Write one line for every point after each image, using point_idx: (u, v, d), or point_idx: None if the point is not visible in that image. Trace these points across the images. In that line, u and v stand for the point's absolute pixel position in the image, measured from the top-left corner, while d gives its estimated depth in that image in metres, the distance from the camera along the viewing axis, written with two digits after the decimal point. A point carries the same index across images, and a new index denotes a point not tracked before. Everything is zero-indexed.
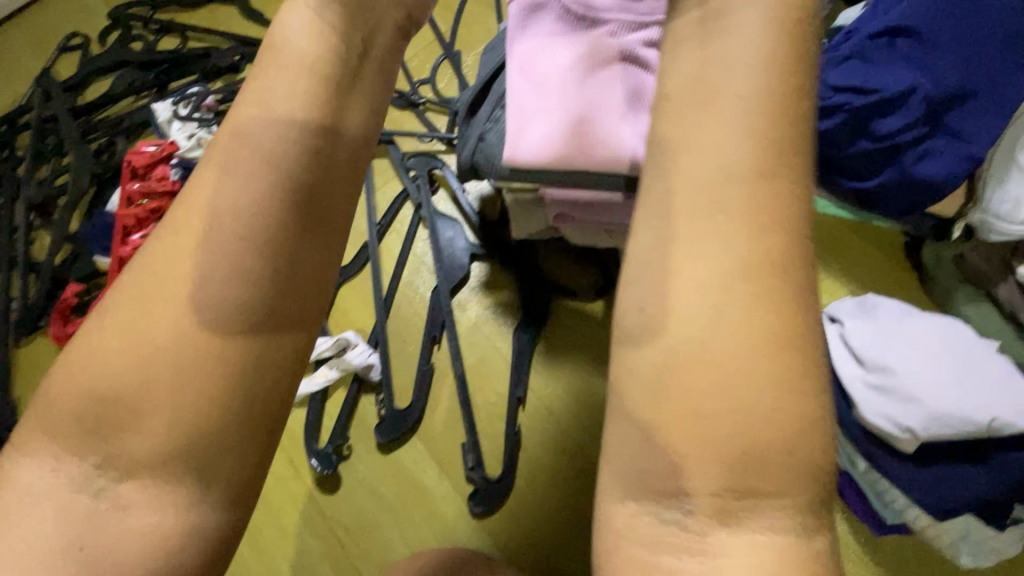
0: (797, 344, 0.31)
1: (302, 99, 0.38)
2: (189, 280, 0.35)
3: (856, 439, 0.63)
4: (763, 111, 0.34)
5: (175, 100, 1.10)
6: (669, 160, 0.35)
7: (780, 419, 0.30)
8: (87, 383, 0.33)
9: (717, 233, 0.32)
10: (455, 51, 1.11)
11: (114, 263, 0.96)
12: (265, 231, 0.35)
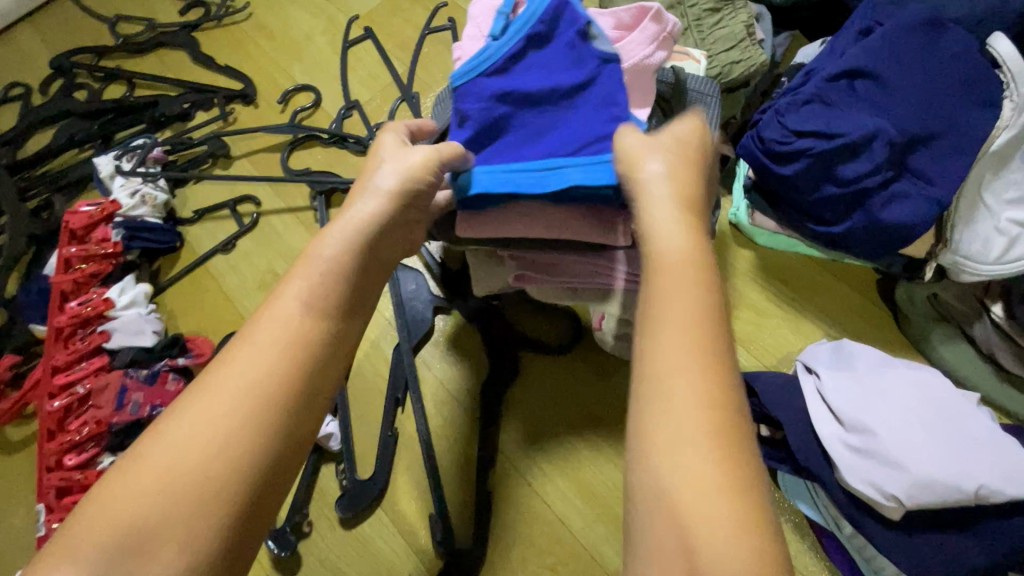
0: (741, 464, 0.37)
1: (332, 273, 0.49)
2: (222, 427, 0.42)
3: (840, 503, 0.60)
4: (689, 270, 0.44)
5: (119, 154, 1.03)
6: (642, 306, 0.43)
7: (727, 516, 0.35)
8: (120, 517, 0.39)
9: (662, 352, 0.40)
10: (413, 93, 1.08)
11: (49, 334, 0.88)
12: (297, 373, 0.45)
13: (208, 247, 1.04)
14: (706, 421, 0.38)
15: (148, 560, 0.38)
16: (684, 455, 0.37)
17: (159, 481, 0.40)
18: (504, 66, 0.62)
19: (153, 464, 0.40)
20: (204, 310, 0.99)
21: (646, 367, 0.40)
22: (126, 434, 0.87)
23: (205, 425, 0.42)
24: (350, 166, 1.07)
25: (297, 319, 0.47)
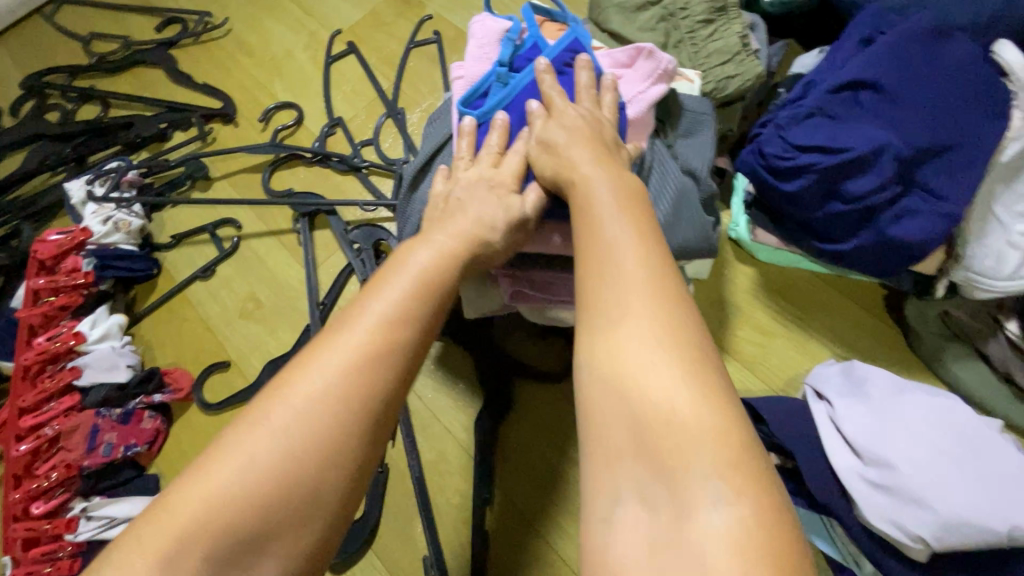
0: (700, 347, 0.36)
1: (424, 259, 0.48)
2: (298, 407, 0.40)
3: (859, 540, 0.57)
4: (635, 197, 0.46)
5: (91, 178, 0.98)
6: (588, 228, 0.44)
7: (692, 400, 0.34)
8: (203, 510, 0.36)
9: (621, 255, 0.41)
10: (398, 110, 1.05)
11: (15, 372, 0.83)
12: (383, 356, 0.42)
13: (187, 273, 0.99)
14: (651, 305, 0.37)
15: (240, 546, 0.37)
16: (646, 346, 0.36)
17: (242, 470, 0.38)
18: (524, 102, 0.61)
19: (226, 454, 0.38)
20: (182, 340, 0.94)
21: (587, 277, 0.41)
22: (99, 476, 0.82)
23: (283, 411, 0.39)
24: (334, 186, 1.03)
25: (387, 307, 0.44)
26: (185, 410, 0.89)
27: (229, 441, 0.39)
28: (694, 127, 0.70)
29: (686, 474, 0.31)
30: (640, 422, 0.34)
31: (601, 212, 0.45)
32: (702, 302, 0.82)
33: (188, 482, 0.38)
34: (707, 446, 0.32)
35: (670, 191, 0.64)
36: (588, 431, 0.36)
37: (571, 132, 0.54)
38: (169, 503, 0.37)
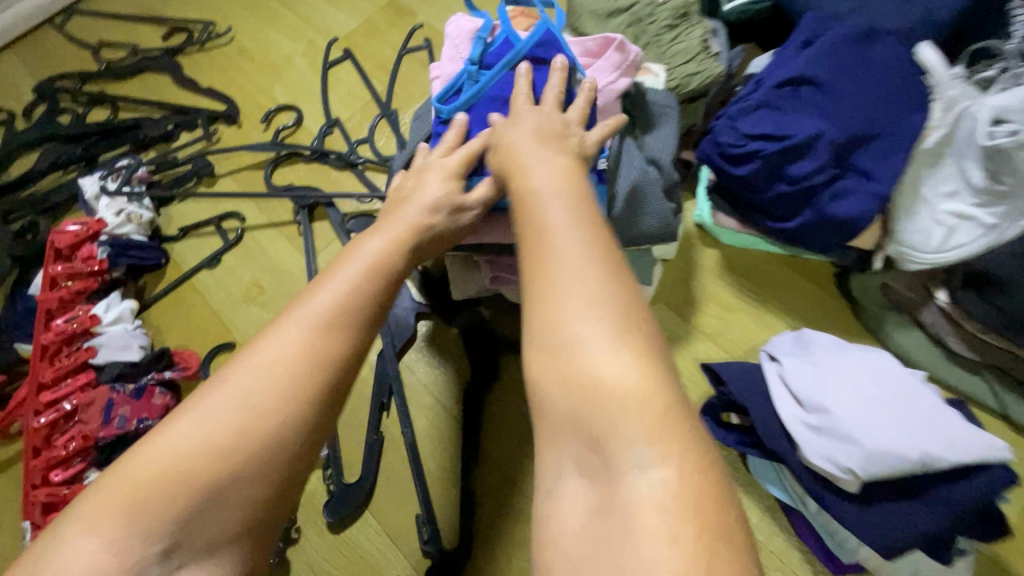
0: (636, 325, 0.40)
1: (378, 249, 0.56)
2: (264, 375, 0.46)
3: (803, 479, 0.64)
4: (577, 191, 0.50)
5: (104, 174, 1.05)
6: (534, 220, 0.48)
7: (625, 375, 0.37)
8: (173, 460, 0.42)
9: (563, 242, 0.44)
10: (391, 111, 1.13)
11: (34, 352, 0.89)
12: (341, 332, 0.49)
13: (193, 263, 1.06)
14: (587, 290, 0.41)
15: (208, 495, 0.43)
16: (581, 330, 0.40)
17: (211, 428, 0.43)
18: (498, 93, 0.68)
19: (196, 418, 0.44)
20: (190, 324, 1.01)
21: (530, 268, 0.45)
22: (113, 447, 0.87)
23: (250, 377, 0.46)
24: (332, 180, 1.10)
25: (343, 290, 0.51)
26: (194, 388, 0.96)
27: (198, 408, 0.45)
28: (660, 119, 0.78)
29: (621, 446, 0.36)
30: (569, 393, 0.39)
31: (544, 199, 0.49)
32: (671, 281, 0.90)
33: (159, 441, 0.43)
34: (631, 410, 0.36)
35: (635, 179, 0.72)
36: (540, 414, 0.41)
37: (527, 137, 0.57)
38: (139, 460, 0.42)
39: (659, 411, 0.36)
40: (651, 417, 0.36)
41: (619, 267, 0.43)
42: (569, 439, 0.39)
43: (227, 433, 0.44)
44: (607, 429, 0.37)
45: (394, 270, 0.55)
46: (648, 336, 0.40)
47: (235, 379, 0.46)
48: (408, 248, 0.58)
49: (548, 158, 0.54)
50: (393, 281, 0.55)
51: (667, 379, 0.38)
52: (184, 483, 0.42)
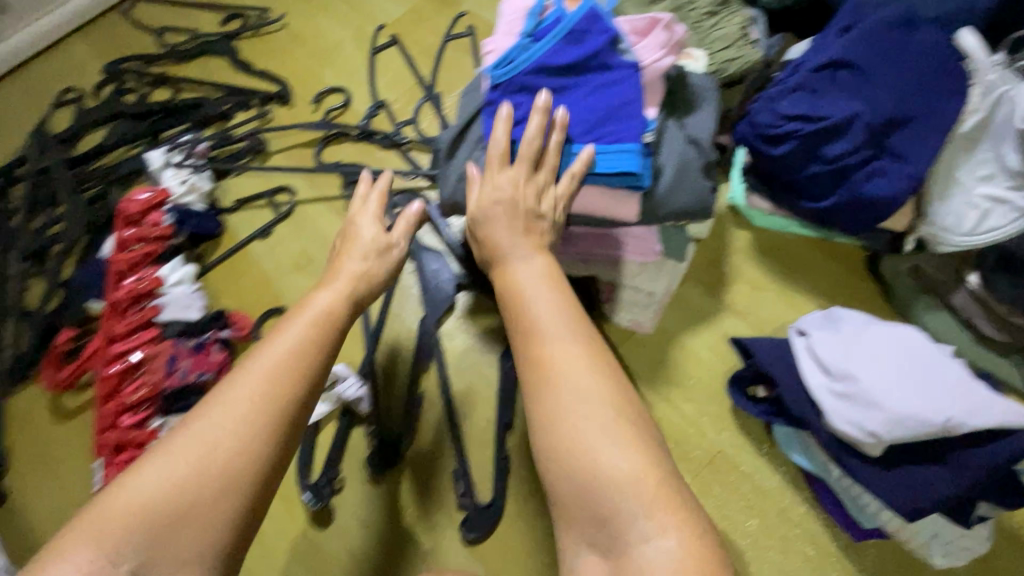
0: (628, 407, 0.51)
1: (328, 299, 0.63)
2: (225, 416, 0.51)
3: (828, 444, 0.67)
4: (562, 291, 0.62)
5: (168, 148, 1.13)
6: (530, 323, 0.59)
7: (623, 454, 0.49)
8: (138, 501, 0.47)
9: (558, 344, 0.55)
10: (435, 94, 1.19)
11: (107, 307, 0.97)
12: (291, 373, 0.55)
13: (246, 233, 1.13)
14: (577, 385, 0.53)
15: (173, 531, 0.47)
16: (579, 421, 0.51)
17: (176, 471, 0.49)
18: (542, 71, 0.73)
19: (152, 465, 0.49)
20: (245, 289, 1.07)
21: (530, 369, 0.56)
22: (176, 397, 0.95)
23: (214, 420, 0.51)
24: (377, 159, 1.16)
25: (293, 335, 0.58)
26: (247, 347, 1.02)
27: (158, 457, 0.50)
28: (699, 102, 0.81)
29: (628, 519, 0.47)
30: (570, 473, 0.50)
31: (532, 299, 0.61)
32: (704, 258, 0.93)
33: (121, 486, 0.48)
34: (632, 487, 0.47)
35: (672, 161, 0.76)
36: (553, 497, 0.52)
37: (500, 218, 0.68)
38: (107, 506, 0.47)
39: (656, 488, 0.47)
40: (649, 491, 0.47)
41: (606, 357, 0.55)
42: (578, 512, 0.49)
43: (187, 478, 0.49)
44: (613, 504, 0.47)
45: (342, 318, 0.63)
46: (638, 420, 0.51)
47: (194, 426, 0.51)
48: (352, 295, 0.66)
49: (534, 258, 0.66)
50: (339, 326, 0.62)
51: (657, 457, 0.49)
52: (143, 523, 0.47)
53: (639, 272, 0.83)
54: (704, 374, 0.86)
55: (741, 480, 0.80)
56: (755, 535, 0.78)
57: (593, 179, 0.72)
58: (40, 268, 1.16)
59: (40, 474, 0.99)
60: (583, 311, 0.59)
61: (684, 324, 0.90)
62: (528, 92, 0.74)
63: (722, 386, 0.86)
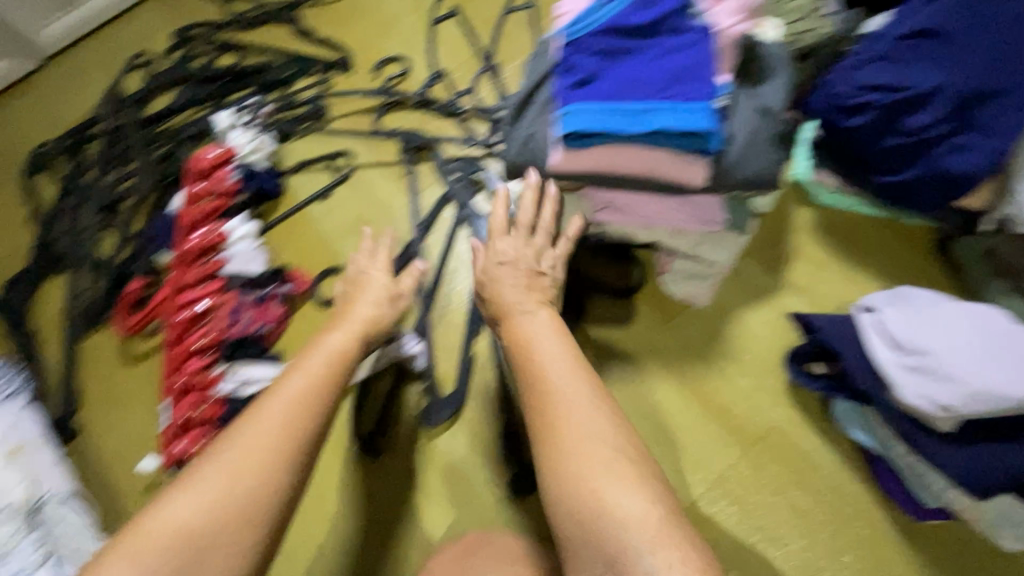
0: (624, 449, 0.58)
1: (339, 340, 0.75)
2: (253, 445, 0.61)
3: (894, 420, 0.67)
4: (564, 340, 0.69)
5: (236, 110, 1.18)
6: (536, 370, 0.66)
7: (621, 490, 0.54)
8: (179, 520, 0.56)
9: (561, 392, 0.63)
10: (494, 65, 1.20)
11: (176, 256, 1.01)
12: (310, 407, 0.65)
13: (307, 195, 1.16)
14: (574, 427, 0.59)
15: (209, 546, 0.56)
16: (578, 459, 0.57)
17: (209, 495, 0.57)
18: (613, 28, 0.72)
19: (190, 492, 0.57)
20: (304, 248, 1.11)
21: (534, 413, 0.64)
22: (238, 345, 0.98)
23: (241, 448, 0.60)
24: (434, 128, 1.17)
25: (309, 373, 0.69)
26: (303, 304, 1.05)
27: (196, 485, 0.58)
28: (773, 71, 0.79)
29: (629, 550, 0.51)
30: (578, 513, 0.55)
31: (537, 346, 0.68)
32: (764, 235, 0.92)
33: (163, 511, 0.57)
34: (637, 527, 0.52)
35: (742, 129, 0.75)
36: (558, 530, 0.57)
37: (514, 283, 0.75)
38: (149, 529, 0.56)
39: (658, 529, 0.52)
40: (655, 531, 0.52)
41: (606, 401, 0.62)
42: (584, 548, 0.55)
43: (223, 503, 0.57)
44: (619, 540, 0.52)
45: (348, 359, 0.74)
46: (637, 462, 0.57)
47: (221, 455, 0.60)
48: (356, 336, 0.77)
49: (542, 306, 0.74)
50: (346, 366, 0.73)
51: (659, 498, 0.54)
52: (183, 542, 0.55)
53: (700, 242, 0.83)
54: (760, 349, 0.86)
55: (796, 455, 0.80)
56: (809, 510, 0.77)
57: (662, 143, 0.71)
58: (111, 222, 1.21)
59: (108, 412, 1.05)
60: (584, 359, 0.67)
61: (741, 299, 0.89)
62: (601, 52, 0.73)
63: (778, 361, 0.85)
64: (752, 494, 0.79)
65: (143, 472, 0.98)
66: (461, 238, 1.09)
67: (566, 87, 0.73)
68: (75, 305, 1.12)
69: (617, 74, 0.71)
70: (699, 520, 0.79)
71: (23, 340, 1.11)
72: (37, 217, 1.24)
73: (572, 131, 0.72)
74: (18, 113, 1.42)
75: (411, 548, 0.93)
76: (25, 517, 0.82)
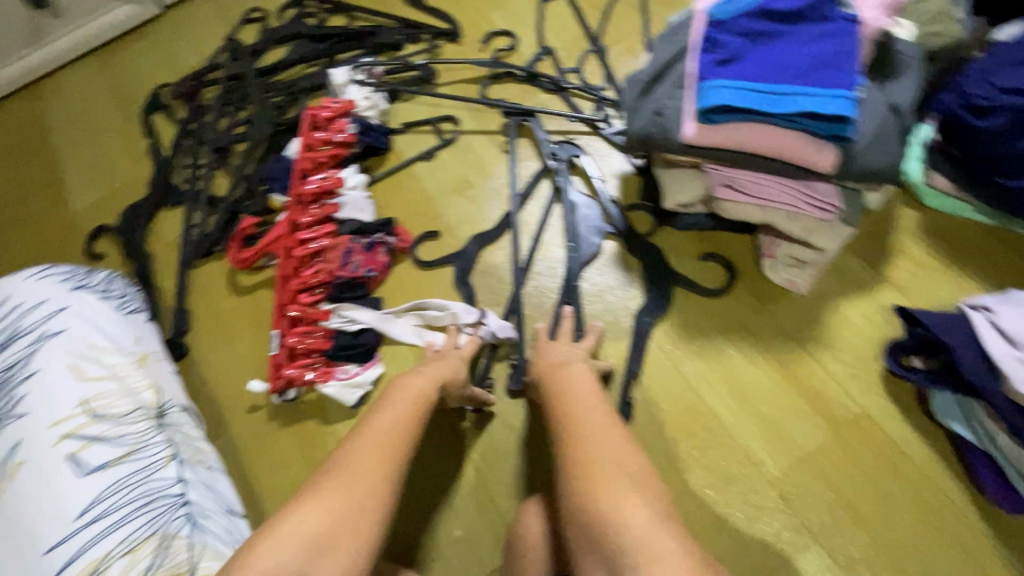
0: (647, 470, 0.63)
1: (422, 380, 0.83)
2: (366, 465, 0.67)
3: (1003, 412, 0.70)
4: (594, 386, 0.76)
5: (352, 68, 1.24)
6: (563, 403, 0.73)
7: (630, 495, 0.58)
8: (308, 519, 0.59)
9: (584, 418, 0.70)
10: (602, 46, 1.23)
11: (291, 199, 1.06)
12: (403, 438, 0.73)
13: (411, 154, 1.21)
14: (591, 445, 0.65)
15: (330, 550, 0.58)
16: (592, 464, 0.62)
17: (334, 503, 0.61)
18: (757, 14, 0.77)
19: (321, 503, 0.61)
20: (408, 204, 1.16)
21: (560, 436, 0.69)
22: (346, 286, 1.04)
23: (354, 466, 0.66)
24: (540, 102, 1.21)
25: (402, 408, 0.77)
26: (402, 259, 1.10)
27: (325, 497, 0.62)
28: (903, 68, 0.81)
29: (638, 540, 0.53)
30: (584, 524, 0.58)
31: (570, 385, 0.76)
32: (868, 231, 0.93)
33: (297, 518, 0.59)
34: (627, 528, 0.54)
35: (872, 119, 0.77)
36: (576, 537, 0.60)
37: (580, 377, 0.78)
38: (283, 535, 0.58)
39: (644, 531, 0.54)
40: (644, 535, 0.53)
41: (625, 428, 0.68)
42: (597, 546, 0.56)
43: (346, 515, 0.61)
44: (624, 536, 0.54)
45: (431, 394, 0.81)
46: (637, 479, 0.61)
47: (338, 470, 0.66)
48: (437, 376, 0.85)
49: (582, 363, 0.82)
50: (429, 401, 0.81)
51: (659, 507, 0.57)
52: (314, 542, 0.58)
53: (815, 228, 0.85)
54: (857, 340, 0.88)
55: (887, 444, 0.82)
56: (898, 497, 0.79)
57: (799, 125, 0.74)
58: (223, 163, 1.29)
59: (215, 337, 1.12)
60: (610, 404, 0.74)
61: (840, 290, 0.91)
62: (745, 35, 0.77)
63: (875, 353, 0.86)
64: (842, 475, 0.81)
65: (246, 394, 1.06)
66: (555, 213, 1.08)
67: (709, 63, 0.77)
68: (189, 236, 1.20)
69: (760, 57, 0.75)
70: (787, 498, 0.81)
71: (139, 263, 1.20)
72: (155, 153, 1.33)
73: (711, 105, 0.76)
74: (140, 56, 1.51)
75: (497, 499, 0.90)
76: (154, 419, 0.89)
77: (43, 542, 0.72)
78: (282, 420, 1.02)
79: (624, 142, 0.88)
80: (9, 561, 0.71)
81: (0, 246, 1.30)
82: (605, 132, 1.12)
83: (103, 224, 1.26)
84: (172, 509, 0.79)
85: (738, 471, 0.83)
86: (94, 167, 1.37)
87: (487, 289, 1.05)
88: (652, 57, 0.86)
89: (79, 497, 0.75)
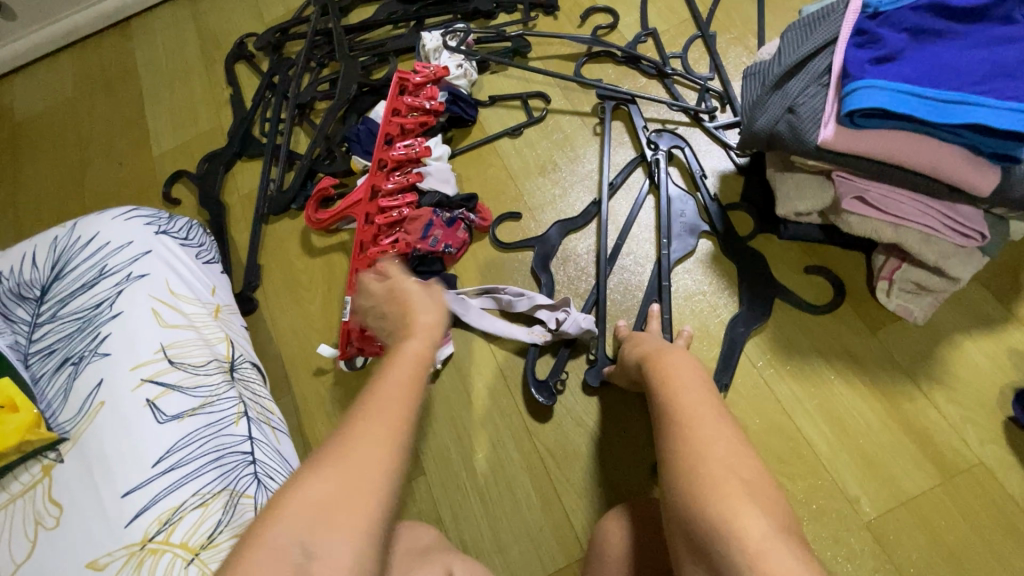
0: (766, 476, 0.56)
1: (418, 330, 0.70)
2: (371, 428, 0.55)
3: None
4: (700, 374, 0.70)
5: (444, 33, 1.18)
6: (665, 390, 0.68)
7: (749, 506, 0.52)
8: (311, 493, 0.51)
9: (695, 410, 0.64)
10: (711, 32, 1.14)
11: (375, 162, 1.04)
12: (409, 393, 0.60)
13: (497, 129, 1.16)
14: (701, 442, 0.59)
15: (340, 520, 0.50)
16: (701, 462, 0.57)
17: (336, 474, 0.52)
18: (921, 11, 0.70)
19: (321, 473, 0.52)
20: (490, 181, 1.12)
21: (669, 425, 0.64)
22: (420, 261, 1.02)
23: (354, 430, 0.55)
24: (638, 86, 1.14)
25: (405, 360, 0.64)
26: (481, 238, 1.07)
27: (325, 467, 0.53)
28: None
29: (757, 551, 0.49)
30: (689, 525, 0.55)
31: (674, 372, 0.71)
32: (998, 264, 0.86)
33: (298, 489, 0.52)
34: (742, 541, 0.50)
35: None
36: (679, 535, 0.57)
37: (686, 361, 0.73)
38: (284, 507, 0.51)
39: (760, 546, 0.49)
40: (761, 548, 0.49)
41: (734, 426, 0.62)
42: (706, 550, 0.53)
43: (353, 485, 0.52)
44: (742, 547, 0.50)
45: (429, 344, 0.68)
46: (752, 485, 0.55)
47: (336, 436, 0.55)
48: (430, 325, 0.71)
49: (683, 351, 0.76)
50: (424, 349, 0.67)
51: (782, 522, 0.51)
52: (316, 519, 0.50)
53: (950, 255, 0.77)
54: (978, 381, 0.81)
55: (1002, 497, 0.76)
56: (1011, 557, 0.73)
57: (960, 138, 0.66)
58: (304, 120, 1.26)
59: (285, 295, 1.12)
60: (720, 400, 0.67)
61: (961, 324, 0.84)
62: (907, 31, 0.70)
63: (998, 398, 0.80)
64: (949, 525, 0.75)
65: (315, 356, 1.06)
66: (646, 207, 1.01)
67: (863, 59, 0.69)
68: (266, 190, 1.18)
69: (924, 57, 0.68)
70: (879, 538, 0.76)
71: (216, 212, 1.19)
72: (236, 103, 1.31)
73: (867, 106, 0.67)
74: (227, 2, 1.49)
75: (561, 496, 0.87)
76: (227, 372, 0.88)
77: (120, 485, 0.72)
78: (349, 387, 1.02)
79: (743, 137, 0.81)
80: (86, 501, 0.72)
81: (84, 180, 1.32)
82: (708, 124, 1.04)
83: (181, 169, 1.26)
84: (241, 466, 0.78)
85: (832, 506, 0.78)
86: (176, 112, 1.36)
87: (568, 279, 1.01)
88: (786, 49, 0.79)
89: (156, 443, 0.75)
